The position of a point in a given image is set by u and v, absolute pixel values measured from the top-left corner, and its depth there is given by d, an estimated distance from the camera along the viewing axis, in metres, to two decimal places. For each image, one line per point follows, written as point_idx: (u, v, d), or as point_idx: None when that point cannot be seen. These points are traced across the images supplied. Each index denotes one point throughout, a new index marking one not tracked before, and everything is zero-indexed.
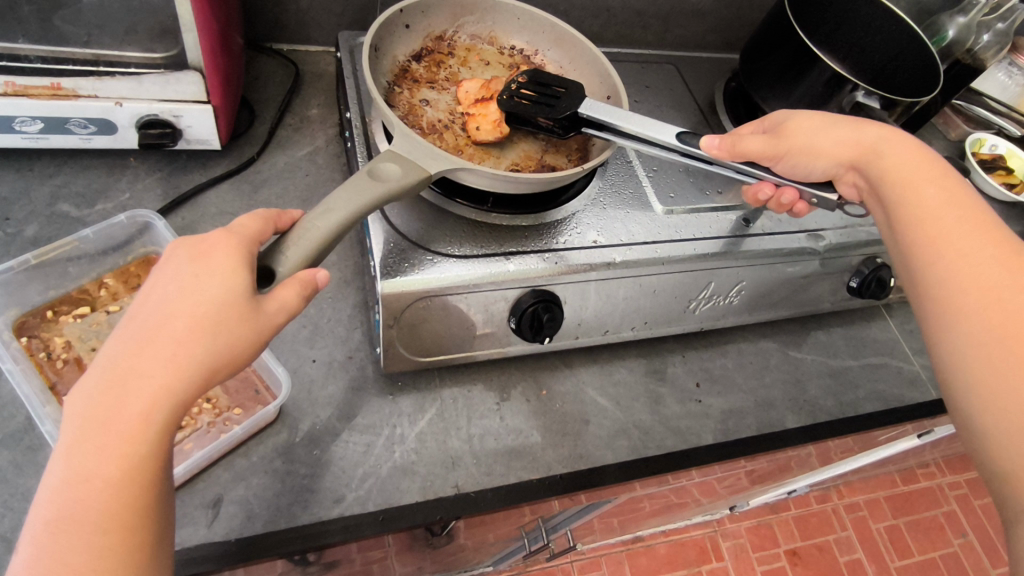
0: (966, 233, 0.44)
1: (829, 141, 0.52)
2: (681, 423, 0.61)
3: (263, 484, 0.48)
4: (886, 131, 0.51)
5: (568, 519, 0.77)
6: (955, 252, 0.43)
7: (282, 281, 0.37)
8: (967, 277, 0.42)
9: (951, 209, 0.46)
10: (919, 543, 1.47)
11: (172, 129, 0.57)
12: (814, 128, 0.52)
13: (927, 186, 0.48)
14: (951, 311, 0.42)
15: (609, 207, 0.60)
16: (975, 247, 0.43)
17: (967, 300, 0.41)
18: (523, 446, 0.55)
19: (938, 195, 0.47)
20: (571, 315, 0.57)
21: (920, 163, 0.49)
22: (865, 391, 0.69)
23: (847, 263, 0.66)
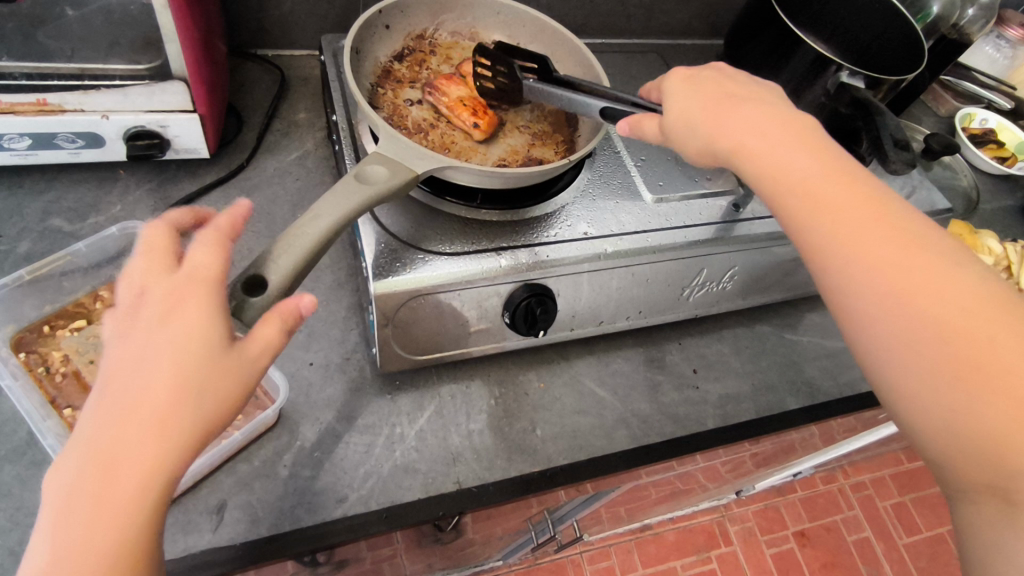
0: (883, 240, 0.37)
1: (697, 145, 0.44)
2: (679, 410, 0.61)
3: (266, 488, 0.49)
4: (765, 109, 0.43)
5: (573, 511, 0.78)
6: (865, 258, 0.37)
7: (278, 290, 0.36)
8: (889, 292, 0.36)
9: (850, 204, 0.38)
10: (926, 520, 1.51)
11: (159, 140, 0.57)
12: (689, 121, 0.44)
13: (832, 186, 0.39)
14: (886, 329, 0.36)
15: (598, 198, 0.60)
16: (881, 247, 0.37)
17: (890, 321, 0.36)
18: (523, 439, 0.56)
19: (850, 199, 0.38)
20: (565, 307, 0.57)
21: (813, 150, 0.40)
22: (862, 371, 0.69)
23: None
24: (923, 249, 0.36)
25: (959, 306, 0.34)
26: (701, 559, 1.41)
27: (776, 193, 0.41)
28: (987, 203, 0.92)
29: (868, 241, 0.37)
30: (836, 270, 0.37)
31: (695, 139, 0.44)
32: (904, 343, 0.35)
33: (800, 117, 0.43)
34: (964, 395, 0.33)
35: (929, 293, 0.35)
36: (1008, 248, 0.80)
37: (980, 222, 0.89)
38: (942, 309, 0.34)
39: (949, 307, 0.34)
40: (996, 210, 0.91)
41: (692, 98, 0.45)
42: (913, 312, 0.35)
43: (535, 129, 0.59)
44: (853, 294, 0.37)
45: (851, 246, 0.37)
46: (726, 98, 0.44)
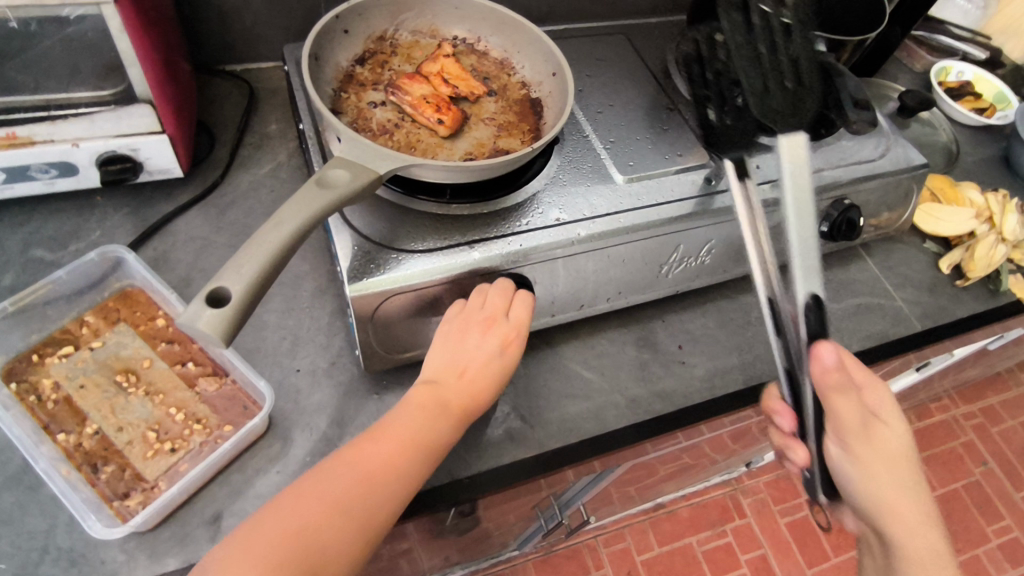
0: (905, 468, 0.54)
1: (880, 459, 0.52)
2: (667, 385, 0.62)
3: (261, 495, 0.50)
4: (876, 396, 0.54)
5: (580, 489, 0.80)
6: (891, 482, 0.53)
7: (244, 300, 0.35)
8: (893, 514, 0.53)
9: (903, 476, 0.54)
10: (939, 477, 1.60)
11: (132, 163, 0.58)
12: (875, 442, 0.52)
13: (897, 466, 0.54)
14: (904, 519, 0.53)
15: (569, 183, 0.60)
16: (890, 474, 0.53)
17: (871, 485, 0.52)
18: (513, 427, 0.57)
19: (898, 461, 0.53)
20: (543, 295, 0.58)
21: (903, 471, 0.54)
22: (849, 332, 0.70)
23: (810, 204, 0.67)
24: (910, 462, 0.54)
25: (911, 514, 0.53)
26: (717, 533, 1.42)
27: (862, 462, 0.51)
28: (968, 155, 0.92)
29: (899, 495, 0.53)
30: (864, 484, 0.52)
31: (886, 471, 0.52)
32: (902, 525, 0.53)
33: (902, 451, 0.54)
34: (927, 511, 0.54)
35: (894, 484, 0.53)
36: (989, 199, 0.80)
37: (961, 175, 0.89)
38: (908, 498, 0.53)
39: (905, 475, 0.53)
40: (976, 161, 0.91)
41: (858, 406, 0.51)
42: (909, 475, 0.54)
43: (501, 121, 0.59)
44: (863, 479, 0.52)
45: (887, 494, 0.52)
46: (876, 419, 0.53)
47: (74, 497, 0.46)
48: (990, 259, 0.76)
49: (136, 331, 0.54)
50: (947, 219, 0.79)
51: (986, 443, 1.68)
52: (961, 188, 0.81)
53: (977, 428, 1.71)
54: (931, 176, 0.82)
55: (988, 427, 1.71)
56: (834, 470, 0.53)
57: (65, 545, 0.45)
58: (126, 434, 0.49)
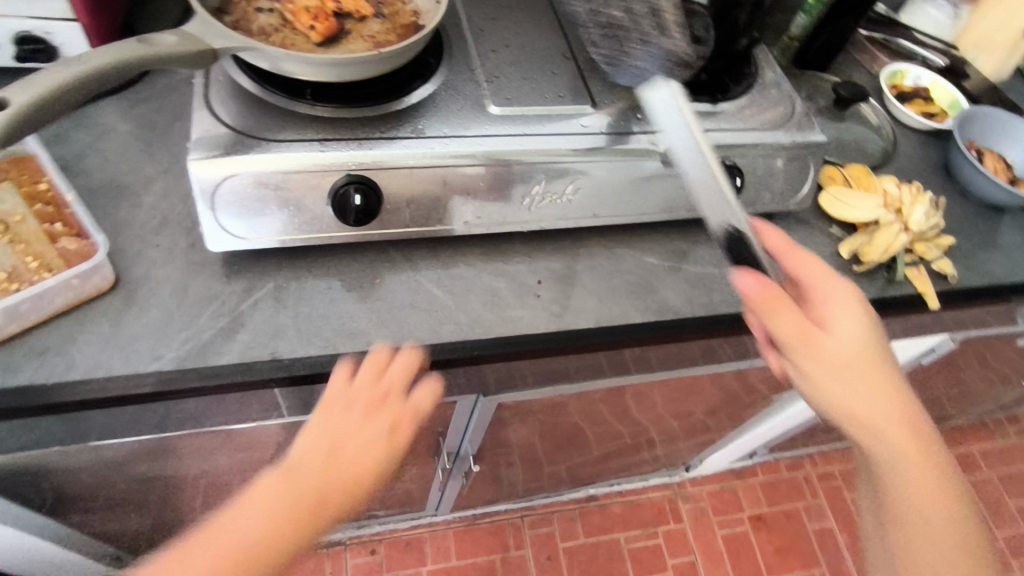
0: (937, 479, 0.53)
1: (898, 418, 0.52)
2: (514, 313, 0.63)
3: (87, 342, 0.54)
4: (908, 407, 0.53)
5: (472, 419, 0.83)
6: (868, 370, 0.52)
7: (18, 111, 0.40)
8: (853, 421, 0.52)
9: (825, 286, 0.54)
10: None
11: (45, 46, 0.64)
12: (878, 388, 0.52)
13: (932, 470, 0.53)
14: (917, 500, 0.53)
15: (440, 106, 0.63)
16: (863, 383, 0.51)
17: (877, 390, 0.51)
18: (348, 324, 0.59)
19: (887, 419, 0.52)
20: (394, 204, 0.61)
21: (937, 481, 0.53)
22: (722, 296, 0.70)
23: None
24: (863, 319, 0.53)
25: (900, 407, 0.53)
26: (648, 533, 1.40)
27: (861, 421, 0.51)
28: (905, 155, 0.91)
29: (885, 376, 0.52)
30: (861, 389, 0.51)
31: (865, 410, 0.51)
32: (926, 496, 0.53)
33: (930, 443, 0.53)
34: (920, 478, 0.53)
35: (907, 431, 0.52)
36: (903, 191, 0.78)
37: (891, 172, 0.88)
38: (913, 459, 0.53)
39: (925, 472, 0.53)
40: (912, 163, 0.90)
41: (858, 340, 0.52)
42: (895, 390, 0.52)
43: (380, 38, 0.62)
44: (868, 393, 0.51)
45: (909, 461, 0.52)
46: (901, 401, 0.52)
47: None
48: (889, 246, 0.74)
49: (18, 192, 0.59)
50: (858, 205, 0.77)
51: None
52: (876, 179, 0.80)
53: None
54: (846, 164, 0.82)
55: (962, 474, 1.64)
56: (872, 505, 0.56)
57: None
58: None
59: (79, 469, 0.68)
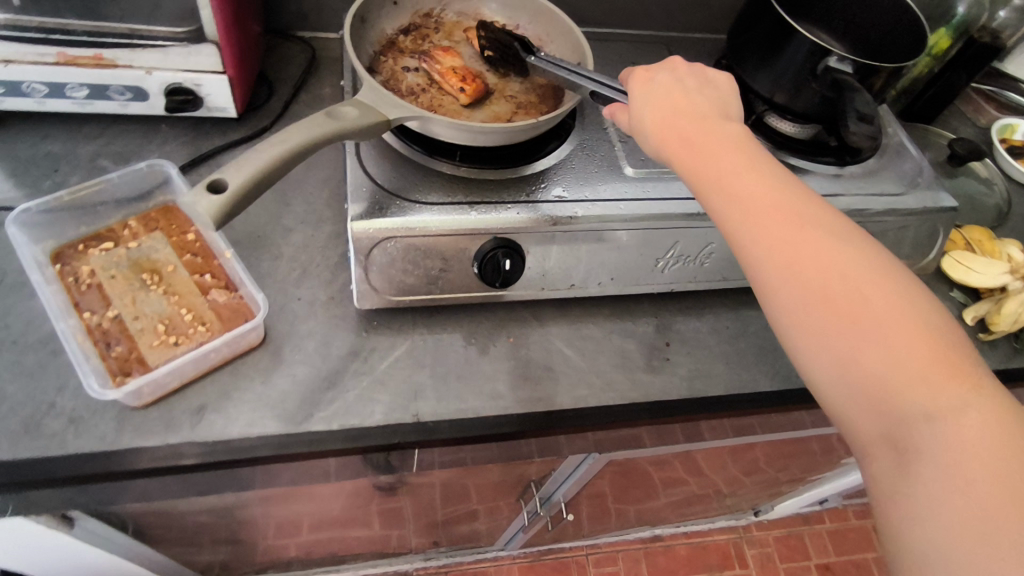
0: (974, 442, 0.36)
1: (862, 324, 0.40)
2: (645, 377, 0.63)
3: (242, 399, 0.54)
4: (918, 318, 0.40)
5: (574, 470, 0.83)
6: (797, 291, 0.42)
7: (237, 190, 0.40)
8: (792, 334, 0.42)
9: (775, 211, 0.44)
10: None
11: (194, 96, 0.65)
12: (922, 344, 0.39)
13: (917, 408, 0.38)
14: (955, 484, 0.35)
15: (578, 167, 0.63)
16: (850, 324, 0.40)
17: (807, 317, 0.41)
18: (486, 385, 0.59)
19: (889, 368, 0.39)
20: (533, 266, 0.61)
21: (974, 446, 0.36)
22: None
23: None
24: (800, 217, 0.43)
25: (924, 347, 0.39)
26: None
27: (803, 349, 0.42)
28: (1021, 215, 0.88)
29: (826, 309, 0.41)
30: (781, 313, 0.43)
31: (811, 340, 0.41)
32: (950, 493, 0.35)
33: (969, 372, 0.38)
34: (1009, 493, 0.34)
35: (881, 397, 0.39)
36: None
37: (1008, 233, 0.86)
38: (973, 431, 0.36)
39: (919, 421, 0.38)
40: None
41: (852, 247, 0.43)
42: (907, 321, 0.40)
43: (522, 99, 0.63)
44: (803, 332, 0.42)
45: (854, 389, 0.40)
46: (917, 315, 0.40)
47: (84, 364, 0.52)
48: (1017, 315, 0.72)
49: (169, 240, 0.61)
50: (982, 269, 0.75)
51: None
52: (999, 242, 0.78)
53: None
54: (966, 226, 0.80)
55: None
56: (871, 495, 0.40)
57: (69, 405, 0.52)
58: (140, 323, 0.55)
59: (201, 509, 0.69)
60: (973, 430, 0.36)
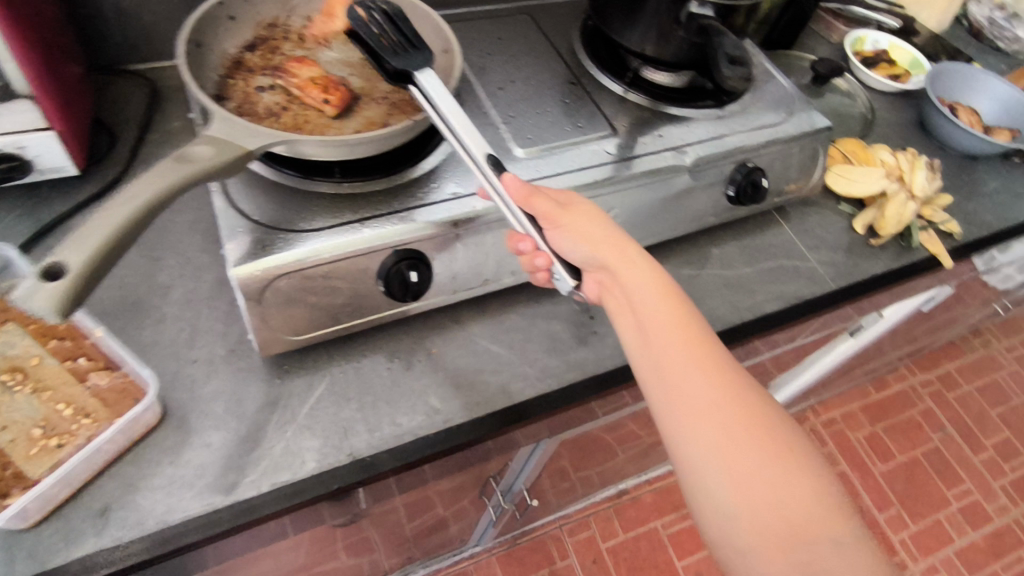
0: (797, 512, 0.43)
1: (712, 409, 0.46)
2: (578, 355, 0.62)
3: (152, 487, 0.48)
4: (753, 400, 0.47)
5: (530, 457, 0.82)
6: (708, 423, 0.46)
7: (79, 273, 0.36)
8: (662, 412, 0.48)
9: (675, 336, 0.49)
10: (899, 446, 1.64)
11: (20, 161, 0.57)
12: (754, 425, 0.46)
13: (759, 487, 0.44)
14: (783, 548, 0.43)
15: (466, 159, 0.61)
16: (710, 408, 0.46)
17: (697, 429, 0.46)
18: (421, 402, 0.56)
19: (736, 445, 0.45)
20: (443, 271, 0.58)
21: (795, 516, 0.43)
22: (762, 295, 0.72)
23: (731, 168, 0.69)
24: (722, 374, 0.47)
25: (818, 511, 0.43)
26: (681, 515, 1.43)
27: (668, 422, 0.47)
28: (884, 121, 0.94)
29: (736, 445, 0.45)
30: (686, 435, 0.46)
31: (673, 423, 0.47)
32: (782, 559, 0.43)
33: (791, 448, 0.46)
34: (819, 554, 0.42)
35: (728, 468, 0.44)
36: (894, 158, 0.82)
37: (876, 139, 0.91)
38: (807, 512, 0.43)
39: (762, 493, 0.44)
40: (892, 127, 0.93)
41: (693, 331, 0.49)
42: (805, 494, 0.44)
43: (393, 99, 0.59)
44: (676, 421, 0.47)
45: (709, 465, 0.45)
46: (751, 398, 0.47)
47: None
48: (901, 214, 0.77)
49: (25, 330, 0.53)
50: (861, 179, 0.79)
51: (945, 411, 1.72)
52: (869, 150, 0.83)
53: (937, 397, 1.75)
54: (838, 141, 0.84)
55: (945, 394, 1.76)
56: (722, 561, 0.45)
57: None
58: (10, 432, 0.48)
59: None
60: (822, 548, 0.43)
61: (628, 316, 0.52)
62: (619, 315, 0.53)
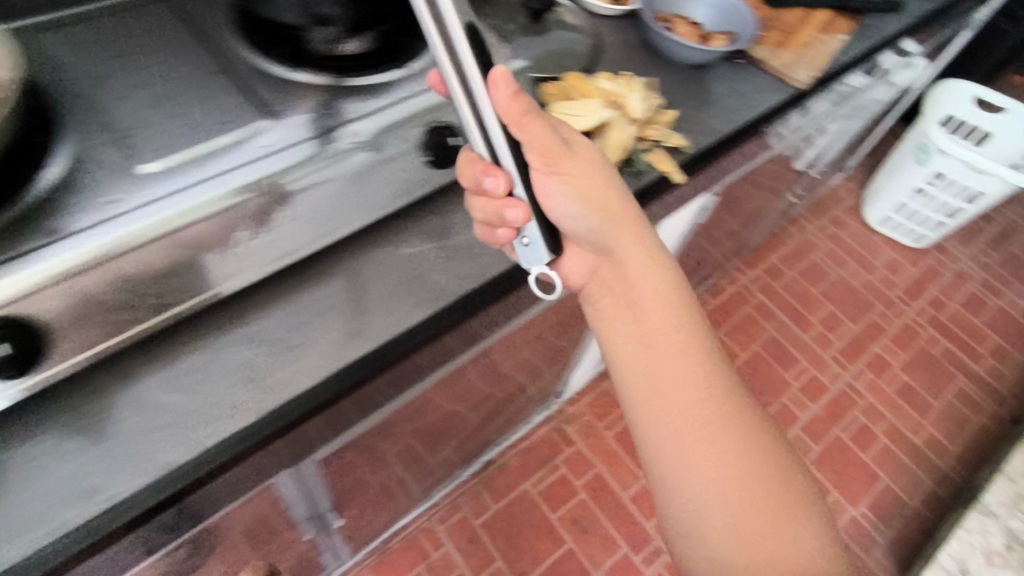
0: (714, 435, 0.61)
1: (663, 353, 0.64)
2: (274, 378, 0.55)
3: None
4: (692, 349, 0.64)
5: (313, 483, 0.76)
6: (655, 380, 0.64)
7: None
8: (634, 393, 0.65)
9: (654, 303, 0.66)
10: (739, 344, 1.74)
11: None
12: (685, 364, 0.64)
13: (695, 429, 0.62)
14: (689, 454, 0.62)
15: (60, 205, 0.54)
16: (674, 357, 0.64)
17: (654, 378, 0.64)
18: (72, 487, 0.47)
19: (687, 388, 0.63)
20: (49, 333, 0.50)
21: (716, 436, 0.61)
22: (490, 256, 0.67)
23: (409, 133, 0.64)
24: (683, 342, 0.65)
25: (742, 445, 0.62)
26: (548, 470, 1.44)
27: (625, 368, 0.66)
28: (609, 45, 0.93)
29: (685, 405, 0.62)
30: (647, 391, 0.64)
31: (625, 362, 0.66)
32: (719, 476, 0.61)
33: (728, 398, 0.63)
34: (741, 453, 0.61)
35: (675, 387, 0.63)
36: (607, 84, 0.80)
37: (602, 66, 0.89)
38: (717, 445, 0.61)
39: (697, 429, 0.62)
40: (617, 51, 0.92)
41: (656, 284, 0.66)
42: (742, 483, 0.60)
43: None
44: (630, 368, 0.66)
45: (656, 384, 0.64)
46: (690, 351, 0.64)
47: None
48: (621, 142, 0.76)
49: None
50: (582, 111, 0.76)
51: (774, 301, 1.84)
52: (579, 81, 0.80)
53: (764, 289, 1.86)
54: (546, 82, 0.80)
55: (772, 285, 1.88)
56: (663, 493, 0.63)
57: None
58: None
59: None
60: (743, 464, 0.61)
61: (624, 313, 0.67)
62: (603, 293, 0.69)
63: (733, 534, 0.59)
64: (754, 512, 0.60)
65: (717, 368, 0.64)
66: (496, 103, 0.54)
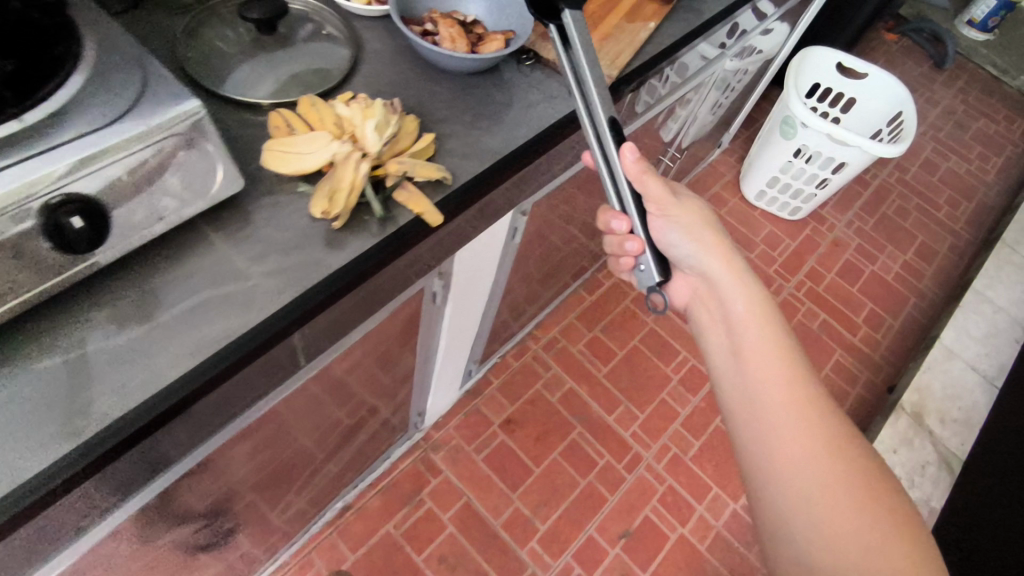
0: (800, 408, 0.71)
1: (747, 333, 0.78)
2: None
3: None
4: (762, 325, 0.77)
5: None
6: (744, 361, 0.76)
7: None
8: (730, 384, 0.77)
9: (739, 298, 0.80)
10: (618, 340, 1.66)
11: None
12: (759, 339, 0.76)
13: (778, 404, 0.72)
14: (781, 436, 0.70)
15: None
16: (762, 337, 0.77)
17: (748, 363, 0.76)
18: None
19: (769, 355, 0.75)
20: None
21: (795, 411, 0.71)
22: (171, 354, 0.54)
23: (20, 209, 0.46)
24: (757, 308, 0.79)
25: (804, 404, 0.71)
26: (412, 507, 1.34)
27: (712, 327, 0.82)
28: (371, 57, 0.79)
29: (761, 367, 0.75)
30: (730, 363, 0.78)
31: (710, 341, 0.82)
32: (787, 449, 0.70)
33: (790, 361, 0.75)
34: (803, 423, 0.70)
35: (764, 373, 0.74)
36: (347, 108, 0.67)
37: (358, 83, 0.76)
38: (786, 388, 0.73)
39: (783, 409, 0.72)
40: (380, 63, 0.79)
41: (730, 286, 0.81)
42: (833, 474, 0.67)
43: None
44: (720, 355, 0.80)
45: (755, 381, 0.74)
46: (771, 333, 0.77)
47: None
48: (357, 181, 0.63)
49: None
50: (306, 148, 0.63)
51: None
52: (314, 108, 0.67)
53: None
54: (273, 111, 0.67)
55: None
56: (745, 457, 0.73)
57: None
58: None
59: None
60: (798, 424, 0.70)
61: (719, 319, 0.82)
62: (703, 305, 0.85)
63: (802, 451, 0.68)
64: (836, 481, 0.66)
65: (784, 346, 0.76)
66: (629, 169, 0.71)
